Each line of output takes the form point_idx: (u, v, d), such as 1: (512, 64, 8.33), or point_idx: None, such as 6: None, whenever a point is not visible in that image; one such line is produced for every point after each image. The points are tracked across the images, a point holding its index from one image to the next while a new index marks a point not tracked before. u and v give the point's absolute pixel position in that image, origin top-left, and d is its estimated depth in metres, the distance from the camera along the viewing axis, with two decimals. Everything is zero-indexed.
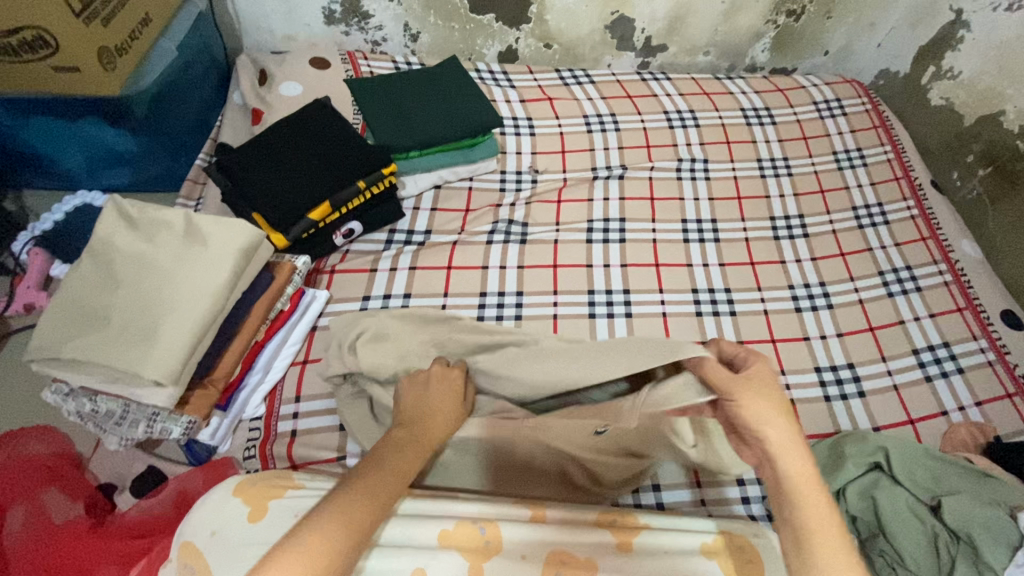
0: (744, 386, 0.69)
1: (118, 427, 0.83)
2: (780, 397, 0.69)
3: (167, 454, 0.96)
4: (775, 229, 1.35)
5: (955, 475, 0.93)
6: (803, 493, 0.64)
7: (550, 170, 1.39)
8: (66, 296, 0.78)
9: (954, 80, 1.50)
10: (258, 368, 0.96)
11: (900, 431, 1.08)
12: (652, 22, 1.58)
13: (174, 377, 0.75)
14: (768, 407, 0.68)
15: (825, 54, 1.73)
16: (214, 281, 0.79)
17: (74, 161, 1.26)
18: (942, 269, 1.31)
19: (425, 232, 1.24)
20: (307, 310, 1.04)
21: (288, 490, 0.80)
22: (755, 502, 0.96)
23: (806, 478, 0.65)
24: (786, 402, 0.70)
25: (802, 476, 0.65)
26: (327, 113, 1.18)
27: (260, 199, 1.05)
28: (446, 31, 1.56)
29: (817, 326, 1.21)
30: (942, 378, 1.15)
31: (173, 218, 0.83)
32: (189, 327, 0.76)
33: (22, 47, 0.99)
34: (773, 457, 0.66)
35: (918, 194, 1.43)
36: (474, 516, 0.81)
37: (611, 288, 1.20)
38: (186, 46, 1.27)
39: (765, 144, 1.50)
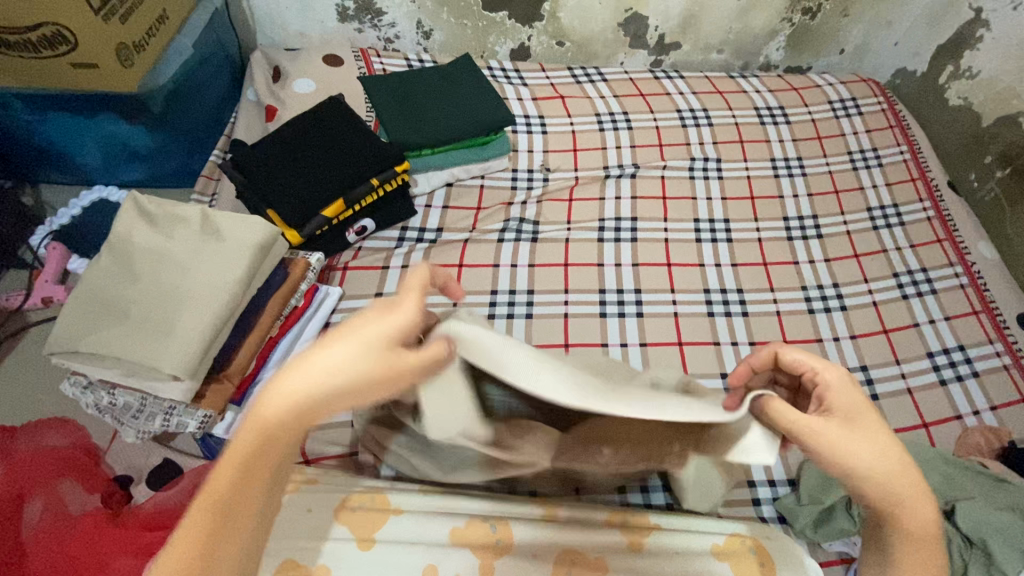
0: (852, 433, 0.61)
1: (135, 420, 0.84)
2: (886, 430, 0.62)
3: (181, 447, 0.99)
4: (789, 230, 1.34)
5: (968, 480, 0.92)
6: (909, 526, 0.61)
7: (562, 168, 1.39)
8: (85, 290, 0.79)
9: (972, 79, 1.48)
10: (272, 363, 0.97)
11: (914, 434, 1.07)
12: (666, 20, 1.57)
13: (191, 372, 0.75)
14: (878, 446, 0.61)
15: (841, 52, 1.72)
16: (230, 277, 0.80)
17: (91, 157, 1.28)
18: (958, 271, 1.29)
19: (437, 229, 1.25)
20: (321, 305, 1.06)
21: (300, 485, 0.82)
22: (766, 505, 0.97)
23: (917, 511, 0.61)
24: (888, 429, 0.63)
25: (914, 510, 0.61)
26: (342, 112, 1.18)
27: (275, 195, 1.05)
28: (459, 28, 1.56)
29: (830, 328, 1.20)
30: (956, 380, 1.14)
31: (189, 214, 0.84)
32: (206, 323, 0.77)
33: (41, 43, 1.00)
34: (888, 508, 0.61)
35: (934, 196, 1.42)
36: (486, 514, 0.81)
37: (622, 288, 1.20)
38: (200, 42, 1.28)
39: (779, 143, 1.49)
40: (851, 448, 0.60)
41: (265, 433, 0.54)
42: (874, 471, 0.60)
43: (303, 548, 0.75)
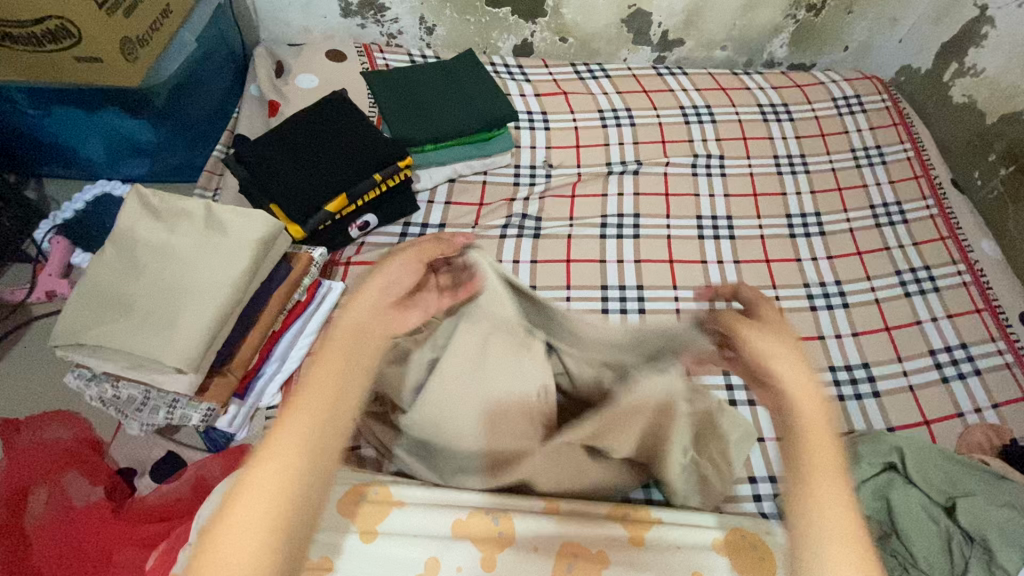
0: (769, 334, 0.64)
1: (139, 413, 0.84)
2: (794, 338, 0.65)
3: (186, 440, 0.99)
4: (791, 227, 1.34)
5: (970, 477, 0.92)
6: (803, 425, 0.58)
7: (565, 164, 1.39)
8: (90, 284, 0.80)
9: (977, 77, 1.48)
10: (276, 357, 0.98)
11: (915, 431, 1.07)
12: (669, 16, 1.57)
13: (195, 365, 0.76)
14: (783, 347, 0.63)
15: (846, 49, 1.71)
16: (233, 271, 0.80)
17: (95, 151, 1.28)
18: (961, 269, 1.29)
19: (439, 225, 1.25)
20: (323, 301, 1.05)
21: None
22: (766, 500, 0.98)
23: (808, 406, 0.59)
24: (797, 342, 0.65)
25: (806, 405, 0.59)
26: (346, 108, 1.18)
27: (279, 190, 1.05)
28: (462, 24, 1.56)
29: (832, 325, 1.20)
30: (958, 379, 1.14)
31: (193, 207, 0.84)
32: (210, 316, 0.77)
33: (45, 37, 1.00)
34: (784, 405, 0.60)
35: (937, 194, 1.41)
36: (487, 507, 0.82)
37: (624, 284, 1.20)
38: (204, 37, 1.28)
39: (782, 140, 1.49)
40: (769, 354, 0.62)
41: (318, 387, 0.54)
42: (773, 363, 0.62)
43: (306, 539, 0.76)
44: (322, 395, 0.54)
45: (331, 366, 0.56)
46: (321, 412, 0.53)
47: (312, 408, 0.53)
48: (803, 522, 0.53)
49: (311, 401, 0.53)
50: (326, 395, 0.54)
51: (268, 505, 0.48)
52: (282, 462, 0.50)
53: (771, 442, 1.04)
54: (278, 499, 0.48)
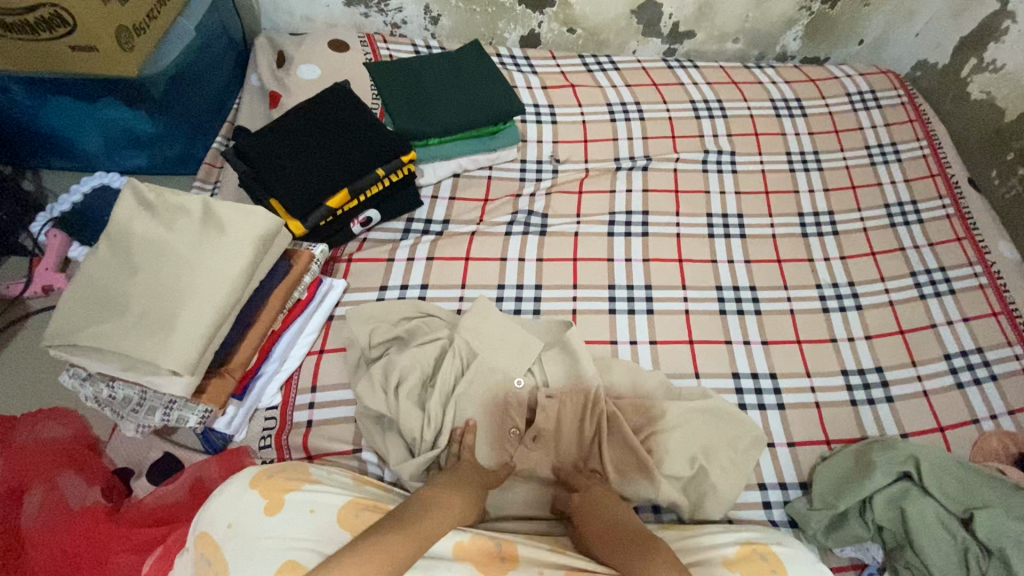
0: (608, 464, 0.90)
1: (135, 414, 0.81)
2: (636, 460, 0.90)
3: (183, 442, 0.95)
4: (804, 225, 1.31)
5: (987, 488, 0.89)
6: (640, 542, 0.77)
7: (572, 159, 1.36)
8: (83, 281, 0.76)
9: (996, 72, 1.43)
10: (275, 358, 0.96)
11: (929, 438, 1.05)
12: (680, 7, 1.53)
13: (192, 368, 0.73)
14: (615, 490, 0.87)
15: (860, 43, 1.67)
16: (231, 270, 0.77)
17: (93, 143, 1.25)
18: (978, 271, 1.26)
19: (443, 221, 1.22)
20: (323, 300, 1.04)
21: (304, 484, 0.81)
22: (777, 508, 0.96)
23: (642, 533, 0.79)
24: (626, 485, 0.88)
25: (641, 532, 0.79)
26: (347, 100, 1.15)
27: (278, 185, 1.02)
28: (468, 14, 1.52)
29: (844, 327, 1.17)
30: (973, 384, 1.11)
31: (190, 203, 0.80)
32: (207, 317, 0.74)
33: (39, 25, 0.97)
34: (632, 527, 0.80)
35: (954, 192, 1.38)
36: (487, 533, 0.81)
37: (632, 284, 1.18)
38: (203, 25, 1.25)
39: (795, 136, 1.45)
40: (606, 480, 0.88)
41: (436, 512, 0.77)
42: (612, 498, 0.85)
43: (307, 549, 0.74)
44: (435, 520, 0.76)
45: (451, 498, 0.80)
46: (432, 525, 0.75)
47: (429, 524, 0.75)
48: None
49: (430, 519, 0.75)
50: (439, 520, 0.76)
51: (371, 562, 0.66)
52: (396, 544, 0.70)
53: (782, 448, 1.02)
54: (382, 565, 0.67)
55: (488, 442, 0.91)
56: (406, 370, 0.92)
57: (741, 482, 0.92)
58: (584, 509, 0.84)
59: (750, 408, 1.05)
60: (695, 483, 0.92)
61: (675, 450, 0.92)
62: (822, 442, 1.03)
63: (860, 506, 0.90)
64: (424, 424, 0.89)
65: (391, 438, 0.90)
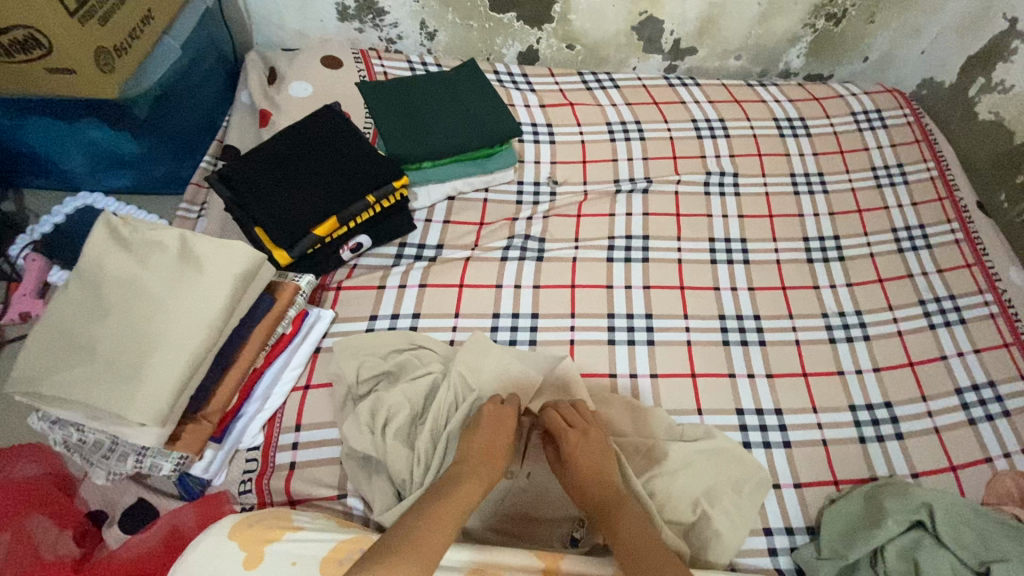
0: (580, 445, 0.84)
1: (106, 460, 0.77)
2: (605, 454, 0.85)
3: (159, 487, 0.91)
4: (809, 251, 1.27)
5: (1006, 537, 0.85)
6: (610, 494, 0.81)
7: (571, 181, 1.32)
8: (49, 323, 0.72)
9: (1005, 93, 1.40)
10: (257, 397, 0.90)
11: (941, 479, 1.00)
12: (682, 24, 1.50)
13: (162, 419, 0.68)
14: (590, 447, 0.84)
15: (865, 60, 1.64)
16: (207, 312, 0.72)
17: (76, 163, 1.21)
18: (988, 299, 1.22)
19: (437, 246, 1.18)
20: (309, 332, 0.99)
21: (285, 532, 0.76)
22: (783, 555, 0.91)
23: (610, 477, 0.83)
24: (593, 438, 0.86)
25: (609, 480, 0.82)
26: (337, 122, 1.11)
27: (263, 213, 0.98)
28: (465, 30, 1.49)
29: (852, 360, 1.13)
30: (986, 420, 1.07)
31: (167, 239, 0.76)
32: (180, 363, 0.69)
33: (13, 47, 0.93)
34: (603, 476, 0.83)
35: (963, 216, 1.34)
36: (480, 569, 0.77)
37: (633, 312, 1.14)
38: (191, 42, 1.21)
39: (799, 157, 1.42)
40: (575, 446, 0.84)
41: (448, 506, 0.71)
42: (582, 456, 0.83)
43: None
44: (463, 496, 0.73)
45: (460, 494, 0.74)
46: (447, 522, 0.69)
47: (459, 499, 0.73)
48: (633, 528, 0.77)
49: (450, 510, 0.71)
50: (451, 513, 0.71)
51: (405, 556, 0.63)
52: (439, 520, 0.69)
53: (788, 489, 0.97)
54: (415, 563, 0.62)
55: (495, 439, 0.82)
56: (395, 407, 0.88)
57: (747, 528, 0.88)
58: (578, 462, 0.83)
59: (755, 446, 1.01)
60: (697, 530, 0.88)
61: (679, 492, 0.88)
62: (830, 482, 0.99)
63: (871, 557, 0.86)
64: (414, 465, 0.84)
65: (378, 477, 0.85)
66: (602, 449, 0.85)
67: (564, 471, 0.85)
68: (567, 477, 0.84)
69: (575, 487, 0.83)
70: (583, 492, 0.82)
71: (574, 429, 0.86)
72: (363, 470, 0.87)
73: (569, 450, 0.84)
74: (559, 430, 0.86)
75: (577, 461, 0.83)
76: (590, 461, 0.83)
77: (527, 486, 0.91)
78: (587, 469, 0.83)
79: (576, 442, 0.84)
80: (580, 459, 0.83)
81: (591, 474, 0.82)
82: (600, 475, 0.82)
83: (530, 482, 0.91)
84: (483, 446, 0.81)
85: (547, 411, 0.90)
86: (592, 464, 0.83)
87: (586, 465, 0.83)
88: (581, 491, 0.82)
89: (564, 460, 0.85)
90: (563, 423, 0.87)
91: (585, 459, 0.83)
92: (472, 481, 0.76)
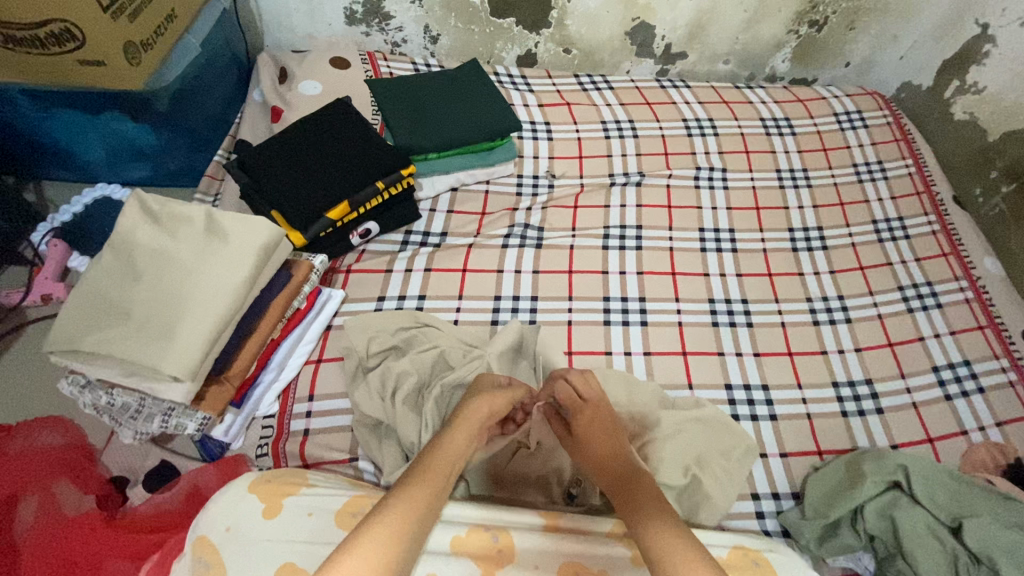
0: (592, 417, 0.90)
1: (133, 421, 0.82)
2: (613, 428, 0.90)
3: (180, 449, 0.97)
4: (794, 241, 1.34)
5: (976, 497, 0.90)
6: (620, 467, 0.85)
7: (567, 175, 1.39)
8: (85, 289, 0.77)
9: (978, 94, 1.48)
10: (273, 366, 0.96)
11: (919, 449, 1.06)
12: (673, 30, 1.58)
13: (192, 374, 0.73)
14: (602, 423, 0.90)
15: (847, 65, 1.72)
16: (233, 279, 0.78)
17: (96, 155, 1.27)
18: (964, 286, 1.29)
19: (441, 234, 1.24)
20: (322, 309, 1.05)
21: (302, 487, 0.82)
22: (770, 518, 0.97)
23: (616, 448, 0.88)
24: (606, 415, 0.91)
25: (617, 451, 0.87)
26: (349, 115, 1.17)
27: (279, 196, 1.04)
28: (467, 34, 1.56)
29: (835, 341, 1.19)
30: (962, 396, 1.13)
31: (195, 213, 0.81)
32: (208, 324, 0.75)
33: (49, 40, 0.99)
34: (613, 450, 0.87)
35: (939, 209, 1.41)
36: (485, 523, 0.83)
37: (627, 296, 1.20)
38: (209, 41, 1.28)
39: (784, 154, 1.49)
40: (587, 419, 0.90)
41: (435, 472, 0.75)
42: (592, 429, 0.89)
43: (303, 551, 0.75)
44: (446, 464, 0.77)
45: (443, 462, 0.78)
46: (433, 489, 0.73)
47: (433, 481, 0.74)
48: (644, 496, 0.79)
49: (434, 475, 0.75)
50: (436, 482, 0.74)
51: (390, 529, 0.66)
52: (404, 512, 0.68)
53: (774, 458, 1.03)
54: (400, 530, 0.67)
55: (497, 403, 0.88)
56: (404, 374, 0.94)
57: (735, 492, 0.94)
58: (591, 435, 0.89)
59: (743, 419, 1.07)
60: (688, 493, 0.93)
61: (670, 458, 0.94)
62: (814, 452, 1.04)
63: (852, 516, 0.91)
64: (421, 426, 0.90)
65: (386, 439, 0.91)
66: (612, 421, 0.91)
67: (577, 446, 0.90)
68: (579, 449, 0.89)
69: (590, 461, 0.88)
70: (598, 466, 0.86)
71: (587, 404, 0.91)
72: (375, 433, 0.92)
73: (582, 425, 0.90)
74: (574, 406, 0.91)
75: (590, 432, 0.89)
76: (602, 437, 0.89)
77: (535, 454, 0.96)
78: (600, 442, 0.88)
79: (591, 418, 0.90)
80: (593, 434, 0.89)
81: (602, 450, 0.87)
82: (610, 450, 0.87)
83: (539, 450, 0.97)
84: (488, 410, 0.86)
85: (557, 381, 0.94)
86: (605, 439, 0.88)
87: (597, 438, 0.89)
88: (595, 465, 0.87)
89: (578, 437, 0.90)
90: (578, 399, 0.92)
91: (597, 431, 0.89)
92: (466, 435, 0.82)
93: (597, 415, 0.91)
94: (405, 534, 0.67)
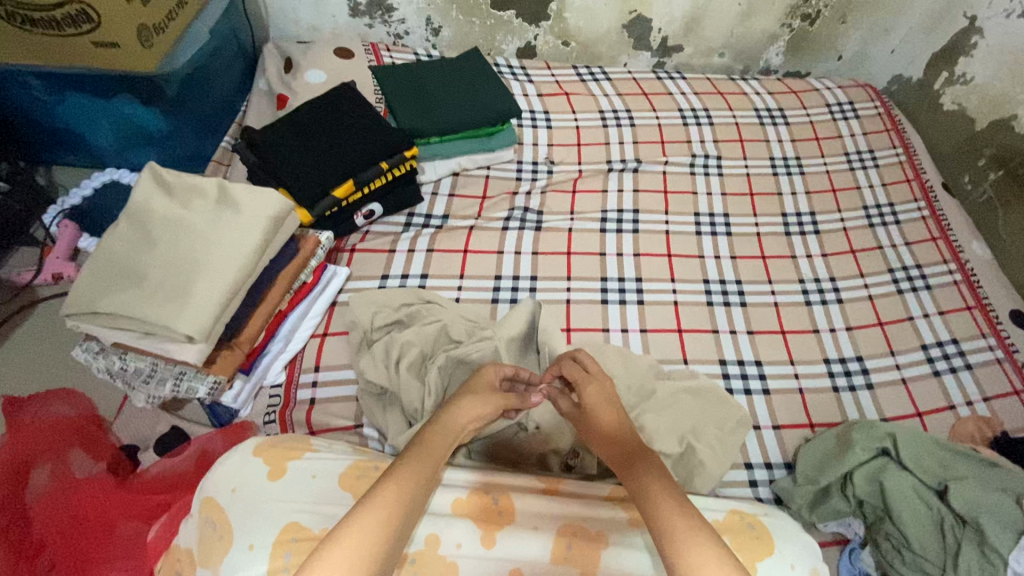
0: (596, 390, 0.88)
1: (146, 384, 0.86)
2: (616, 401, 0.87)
3: (189, 416, 1.02)
4: (787, 225, 1.37)
5: (963, 464, 0.93)
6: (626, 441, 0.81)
7: (566, 161, 1.43)
8: (102, 255, 0.80)
9: (967, 85, 1.52)
10: (280, 337, 1.00)
11: (908, 423, 1.09)
12: (669, 23, 1.62)
13: (205, 334, 0.76)
14: (605, 395, 0.87)
15: (840, 58, 1.76)
16: (244, 246, 0.81)
17: (105, 140, 1.30)
18: (952, 268, 1.32)
19: (442, 216, 1.27)
20: (328, 285, 1.07)
21: (306, 452, 0.84)
22: (763, 486, 1.00)
23: (620, 420, 0.84)
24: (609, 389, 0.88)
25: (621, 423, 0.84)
26: (354, 99, 1.20)
27: (287, 174, 1.07)
28: (468, 26, 1.60)
29: (826, 319, 1.22)
30: (950, 372, 1.16)
31: (207, 184, 0.84)
32: (221, 288, 0.78)
33: (65, 21, 1.03)
34: (618, 422, 0.84)
35: (928, 195, 1.45)
36: (485, 487, 0.85)
37: (624, 276, 1.23)
38: (217, 29, 1.31)
39: (778, 143, 1.53)
40: (591, 392, 0.87)
41: (424, 456, 0.72)
42: (597, 400, 0.86)
43: (309, 509, 0.77)
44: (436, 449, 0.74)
45: (433, 449, 0.74)
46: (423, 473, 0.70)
47: (422, 465, 0.71)
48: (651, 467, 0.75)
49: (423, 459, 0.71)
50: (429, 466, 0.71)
51: (381, 510, 0.63)
52: (391, 499, 0.65)
53: (767, 430, 1.06)
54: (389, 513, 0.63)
55: (497, 372, 0.90)
56: (408, 344, 0.97)
57: (729, 461, 0.96)
58: (597, 407, 0.86)
59: (737, 393, 1.10)
60: (683, 460, 0.95)
61: (666, 428, 0.96)
62: (805, 425, 1.07)
63: (842, 483, 0.94)
64: (423, 392, 0.93)
65: (389, 406, 0.95)
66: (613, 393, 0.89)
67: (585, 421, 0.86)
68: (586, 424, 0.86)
69: (595, 435, 0.84)
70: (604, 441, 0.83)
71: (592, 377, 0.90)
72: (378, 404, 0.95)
73: (587, 398, 0.87)
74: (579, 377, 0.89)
75: (595, 403, 0.86)
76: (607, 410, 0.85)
77: (537, 436, 0.99)
78: (604, 414, 0.85)
79: (598, 389, 0.88)
80: (598, 406, 0.86)
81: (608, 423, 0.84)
82: (614, 420, 0.84)
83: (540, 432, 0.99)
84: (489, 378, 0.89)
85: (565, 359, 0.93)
86: (609, 412, 0.85)
87: (601, 409, 0.85)
88: (600, 439, 0.83)
89: (584, 410, 0.87)
90: (584, 371, 0.90)
91: (601, 402, 0.86)
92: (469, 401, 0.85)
93: (599, 388, 0.88)
94: (395, 519, 0.63)
